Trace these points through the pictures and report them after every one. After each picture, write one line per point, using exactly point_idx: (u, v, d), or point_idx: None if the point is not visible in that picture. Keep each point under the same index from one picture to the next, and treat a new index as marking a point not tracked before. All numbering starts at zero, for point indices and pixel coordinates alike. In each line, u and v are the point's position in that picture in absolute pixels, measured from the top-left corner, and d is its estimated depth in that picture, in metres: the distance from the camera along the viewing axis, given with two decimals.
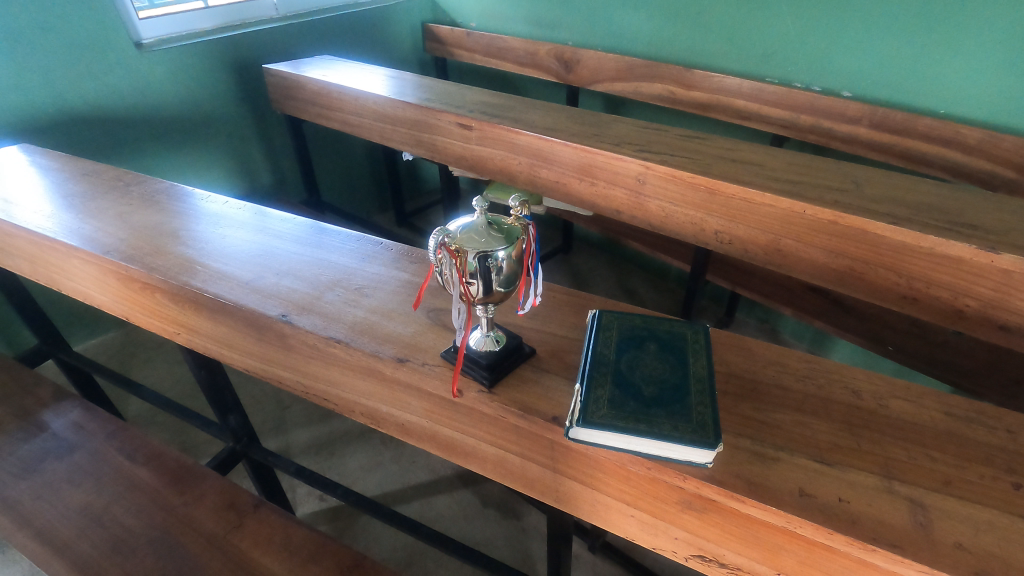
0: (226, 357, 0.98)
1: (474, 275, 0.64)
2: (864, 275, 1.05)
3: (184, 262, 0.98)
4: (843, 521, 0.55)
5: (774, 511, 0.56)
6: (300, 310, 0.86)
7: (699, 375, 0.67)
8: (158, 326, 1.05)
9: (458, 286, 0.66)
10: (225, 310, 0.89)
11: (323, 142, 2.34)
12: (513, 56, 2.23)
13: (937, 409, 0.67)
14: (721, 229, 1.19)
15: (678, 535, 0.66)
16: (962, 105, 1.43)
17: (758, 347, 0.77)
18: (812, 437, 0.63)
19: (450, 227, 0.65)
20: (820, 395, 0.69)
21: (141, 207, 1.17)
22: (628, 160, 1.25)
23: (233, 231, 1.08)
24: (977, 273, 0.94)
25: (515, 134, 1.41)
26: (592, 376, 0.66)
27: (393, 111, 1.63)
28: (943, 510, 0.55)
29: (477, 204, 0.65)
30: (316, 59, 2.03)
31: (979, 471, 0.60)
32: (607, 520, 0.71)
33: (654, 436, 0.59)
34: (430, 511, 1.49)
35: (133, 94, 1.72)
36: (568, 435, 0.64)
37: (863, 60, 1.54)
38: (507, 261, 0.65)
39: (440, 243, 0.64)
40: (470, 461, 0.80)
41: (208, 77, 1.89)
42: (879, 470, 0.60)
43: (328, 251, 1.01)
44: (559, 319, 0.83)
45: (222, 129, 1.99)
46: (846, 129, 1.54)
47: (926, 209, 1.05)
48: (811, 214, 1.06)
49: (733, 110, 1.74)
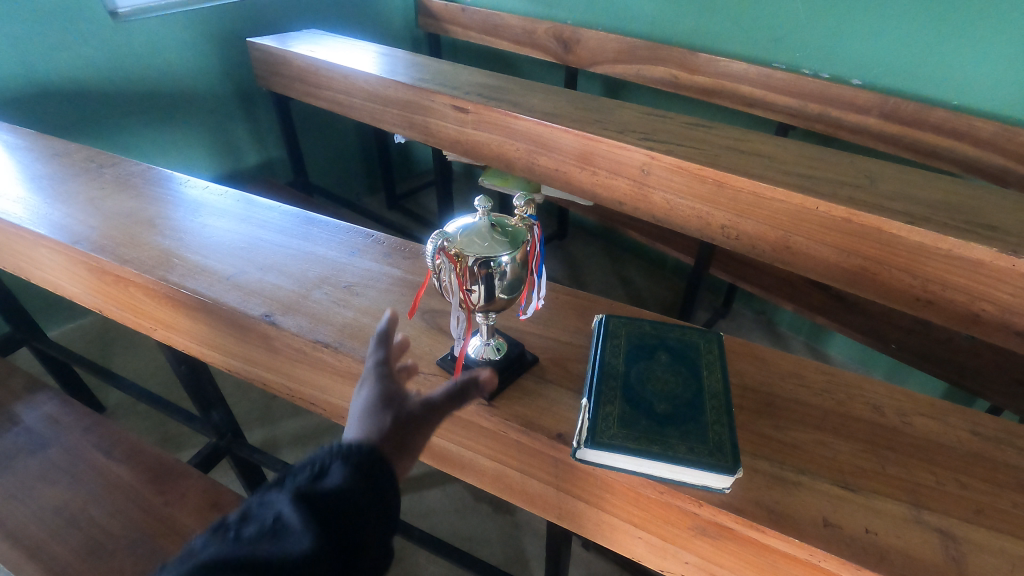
0: (206, 355, 0.92)
1: (478, 281, 0.59)
2: (876, 275, 1.01)
3: (161, 254, 0.92)
4: (871, 556, 0.51)
5: (796, 544, 0.52)
6: (284, 310, 0.80)
7: (714, 390, 0.63)
8: (134, 321, 0.98)
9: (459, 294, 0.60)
10: (204, 308, 0.83)
11: (311, 121, 2.24)
12: (509, 34, 2.14)
13: (964, 428, 0.64)
14: (728, 223, 1.14)
15: (689, 560, 0.62)
16: (975, 97, 1.38)
17: (773, 357, 0.73)
18: (835, 458, 0.60)
19: (450, 230, 0.59)
20: (841, 412, 0.65)
21: (115, 192, 1.09)
22: (632, 149, 1.19)
23: (215, 219, 1.01)
24: (996, 277, 0.90)
25: (513, 119, 1.34)
26: (600, 390, 0.61)
27: (385, 90, 1.55)
28: (976, 543, 0.52)
29: (478, 204, 0.59)
30: (304, 33, 1.93)
31: (1011, 498, 0.56)
32: (612, 540, 0.68)
33: (669, 459, 0.55)
34: (421, 505, 1.45)
35: (108, 66, 1.63)
36: (574, 455, 0.59)
37: (875, 47, 1.48)
38: (512, 266, 0.59)
39: (440, 248, 0.58)
40: (467, 473, 0.75)
41: (190, 50, 1.79)
42: (906, 497, 0.56)
43: (315, 243, 0.95)
44: (563, 324, 0.78)
45: (205, 105, 1.90)
46: (855, 119, 1.49)
47: (943, 208, 1.00)
48: (825, 211, 1.01)
49: (738, 96, 1.68)
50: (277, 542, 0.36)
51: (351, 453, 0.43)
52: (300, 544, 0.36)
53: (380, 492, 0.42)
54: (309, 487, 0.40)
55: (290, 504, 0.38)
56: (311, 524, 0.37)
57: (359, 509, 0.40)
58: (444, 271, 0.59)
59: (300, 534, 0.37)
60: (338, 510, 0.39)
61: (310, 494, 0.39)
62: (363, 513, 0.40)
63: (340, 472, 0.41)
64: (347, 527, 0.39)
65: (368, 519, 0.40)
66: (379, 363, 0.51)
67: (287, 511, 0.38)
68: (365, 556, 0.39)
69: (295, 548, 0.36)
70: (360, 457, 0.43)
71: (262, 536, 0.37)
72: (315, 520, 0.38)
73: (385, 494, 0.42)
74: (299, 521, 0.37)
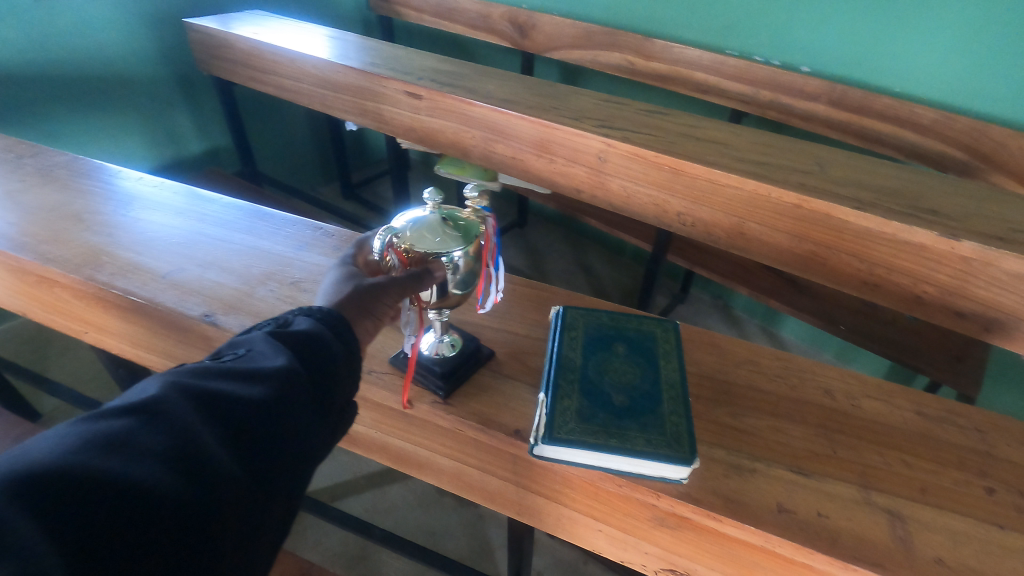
0: (144, 358, 0.87)
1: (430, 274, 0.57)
2: (826, 260, 1.03)
3: (89, 251, 0.85)
4: (823, 539, 0.51)
5: (751, 531, 0.53)
6: (226, 309, 0.76)
7: (671, 380, 0.63)
8: (64, 324, 0.91)
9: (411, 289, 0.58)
10: (137, 309, 0.78)
11: (258, 108, 2.14)
12: (464, 19, 2.09)
13: (909, 409, 0.65)
14: (684, 210, 1.15)
15: (649, 550, 0.62)
16: (916, 85, 1.42)
17: (728, 345, 0.73)
18: (788, 444, 0.60)
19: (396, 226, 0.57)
20: (794, 396, 0.66)
21: (37, 185, 1.01)
22: (589, 136, 1.18)
23: (150, 213, 0.95)
24: (937, 259, 0.93)
25: (468, 105, 1.31)
26: (557, 384, 0.60)
27: (334, 75, 1.49)
28: (922, 522, 0.53)
29: (427, 196, 0.56)
30: (246, 14, 1.84)
31: (954, 476, 0.58)
32: (573, 533, 0.67)
33: (626, 453, 0.54)
34: (383, 502, 1.43)
35: (29, 48, 1.50)
36: (532, 452, 0.58)
37: (823, 35, 1.51)
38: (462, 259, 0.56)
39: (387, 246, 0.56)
40: (425, 471, 0.73)
41: (121, 31, 1.67)
42: (857, 480, 0.57)
43: (259, 237, 0.90)
44: (520, 316, 0.76)
45: (141, 91, 1.79)
46: (805, 106, 1.52)
47: (889, 193, 1.03)
48: (777, 197, 1.03)
49: (693, 83, 1.68)
50: (254, 362, 0.40)
51: (317, 309, 0.47)
52: (274, 362, 0.40)
53: (345, 336, 0.46)
54: (279, 330, 0.44)
55: (263, 339, 0.42)
56: (284, 350, 0.41)
57: (329, 347, 0.44)
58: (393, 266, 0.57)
59: (273, 356, 0.41)
60: (308, 343, 0.43)
61: (281, 332, 0.43)
62: (333, 348, 0.44)
63: (305, 321, 0.45)
64: (318, 358, 0.43)
65: (337, 355, 0.44)
66: (348, 258, 0.57)
67: (260, 343, 0.42)
68: (336, 389, 0.43)
69: (270, 365, 0.40)
70: (326, 312, 0.47)
71: (240, 360, 0.40)
72: (287, 348, 0.42)
73: (349, 339, 0.46)
74: (272, 348, 0.41)
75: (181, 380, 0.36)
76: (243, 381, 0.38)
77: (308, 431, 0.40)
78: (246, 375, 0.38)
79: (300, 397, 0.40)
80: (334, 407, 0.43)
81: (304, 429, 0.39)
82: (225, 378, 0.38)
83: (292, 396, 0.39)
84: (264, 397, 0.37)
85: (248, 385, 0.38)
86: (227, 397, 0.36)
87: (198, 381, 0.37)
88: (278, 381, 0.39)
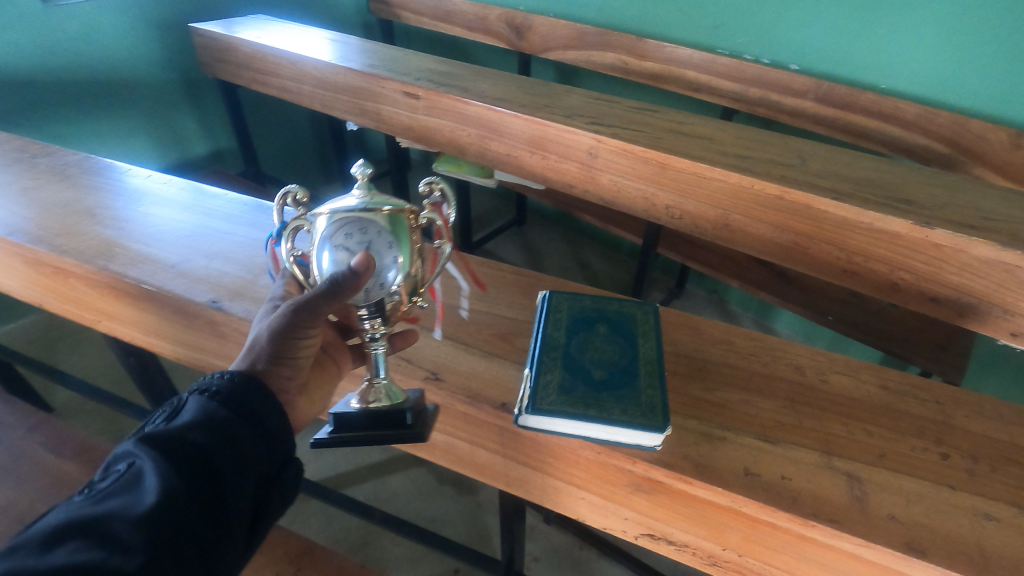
0: (153, 345, 0.91)
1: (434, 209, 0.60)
2: (807, 249, 1.07)
3: (102, 243, 0.90)
4: (786, 499, 0.55)
5: (718, 491, 0.57)
6: (232, 296, 0.80)
7: (649, 356, 0.67)
8: (79, 314, 0.96)
9: (393, 260, 0.57)
10: (148, 296, 0.82)
11: (262, 110, 2.20)
12: (461, 20, 2.13)
13: (874, 383, 0.70)
14: (672, 203, 1.19)
15: (628, 516, 0.66)
16: (898, 80, 1.46)
17: (705, 326, 0.77)
18: (756, 414, 0.64)
19: (330, 233, 0.56)
20: (766, 372, 0.70)
21: (51, 182, 1.05)
22: (580, 133, 1.22)
23: (158, 208, 0.99)
24: (911, 246, 0.97)
25: (463, 104, 1.35)
26: (542, 360, 0.65)
27: (335, 77, 1.54)
28: (879, 484, 0.57)
29: (358, 171, 0.59)
30: (250, 19, 1.89)
31: (911, 443, 0.62)
32: (558, 503, 0.71)
33: (603, 421, 0.58)
34: (384, 490, 1.47)
35: (41, 52, 1.54)
36: (517, 422, 0.62)
37: (810, 34, 1.56)
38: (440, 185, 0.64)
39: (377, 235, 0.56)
40: (419, 448, 0.78)
41: (128, 36, 1.72)
42: (819, 447, 0.61)
43: (263, 230, 0.95)
44: (508, 301, 0.81)
45: (147, 94, 1.83)
46: (793, 103, 1.56)
47: (868, 185, 1.07)
48: (759, 188, 1.07)
49: (684, 81, 1.72)
50: (126, 502, 0.42)
51: (207, 402, 0.49)
52: (147, 498, 0.42)
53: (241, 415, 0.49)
54: (157, 443, 0.45)
55: (139, 462, 0.44)
56: (156, 479, 0.43)
57: (219, 453, 0.46)
58: (374, 239, 0.56)
59: (145, 490, 0.42)
60: (190, 456, 0.45)
61: (160, 448, 0.45)
62: (221, 450, 0.47)
63: (192, 420, 0.48)
64: (200, 476, 0.45)
65: (223, 463, 0.46)
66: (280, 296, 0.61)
67: (138, 468, 0.44)
68: (229, 497, 0.46)
69: (142, 503, 0.42)
70: (214, 407, 0.49)
71: (112, 499, 0.42)
72: (164, 471, 0.44)
73: (247, 412, 0.50)
74: (148, 475, 0.43)
75: (28, 558, 0.37)
76: (112, 537, 0.40)
77: (200, 556, 0.43)
78: (116, 525, 0.40)
79: (183, 531, 0.42)
80: (235, 514, 0.46)
81: (194, 555, 0.42)
82: (95, 533, 0.40)
83: (176, 524, 0.42)
84: (138, 546, 0.40)
85: (117, 539, 0.40)
86: (93, 560, 0.38)
87: (52, 553, 0.38)
88: (151, 522, 0.41)
